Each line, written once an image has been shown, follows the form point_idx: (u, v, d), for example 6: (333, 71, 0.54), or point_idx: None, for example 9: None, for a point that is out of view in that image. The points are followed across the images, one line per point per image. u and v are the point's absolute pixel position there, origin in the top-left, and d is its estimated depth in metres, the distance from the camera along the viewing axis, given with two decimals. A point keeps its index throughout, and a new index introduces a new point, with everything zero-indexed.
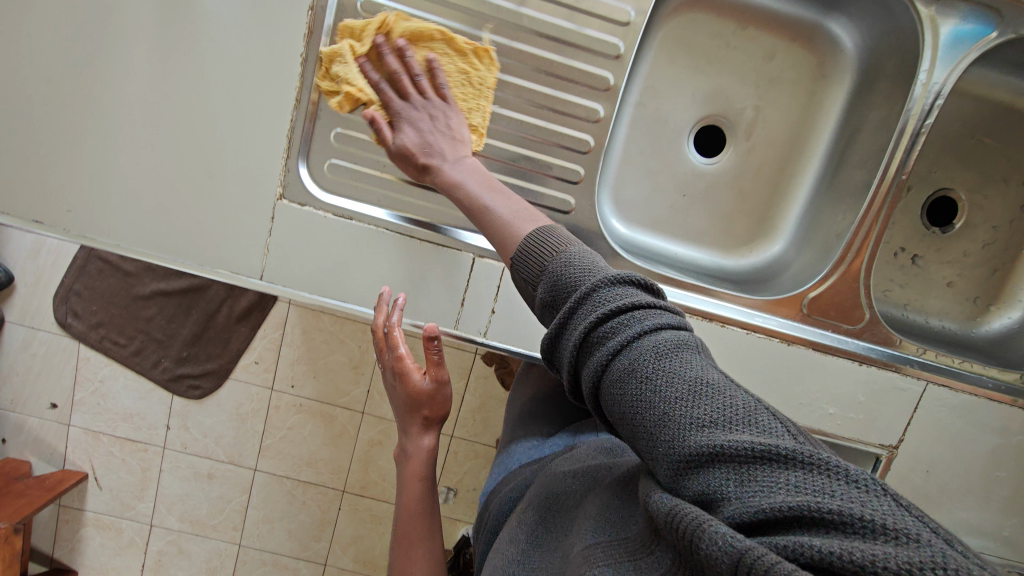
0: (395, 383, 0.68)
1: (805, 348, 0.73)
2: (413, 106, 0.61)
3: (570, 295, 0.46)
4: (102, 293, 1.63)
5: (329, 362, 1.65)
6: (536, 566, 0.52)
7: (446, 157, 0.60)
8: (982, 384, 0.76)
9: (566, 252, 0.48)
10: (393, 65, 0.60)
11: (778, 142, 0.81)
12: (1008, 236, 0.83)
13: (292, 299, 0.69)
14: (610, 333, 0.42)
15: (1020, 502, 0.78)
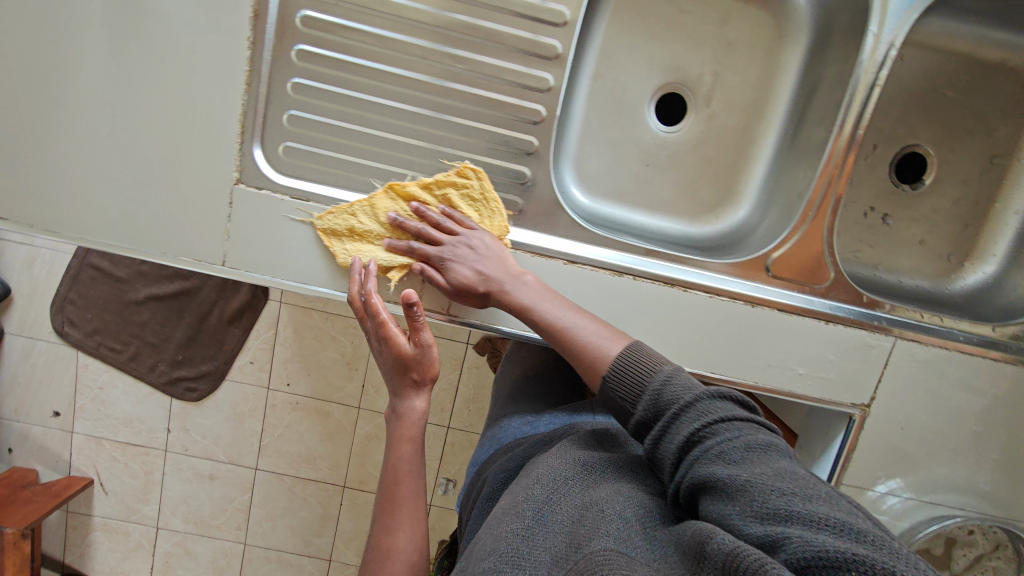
0: (380, 350, 0.68)
1: (772, 309, 0.72)
2: (450, 249, 0.67)
3: (664, 401, 0.53)
4: (94, 300, 1.65)
5: (322, 358, 1.66)
6: (536, 547, 0.50)
7: (505, 283, 0.65)
8: (954, 337, 0.75)
9: (668, 367, 0.55)
10: (412, 228, 0.68)
11: (739, 107, 0.81)
12: (977, 189, 0.83)
13: (256, 282, 0.70)
14: (706, 430, 0.50)
15: (1002, 458, 0.76)
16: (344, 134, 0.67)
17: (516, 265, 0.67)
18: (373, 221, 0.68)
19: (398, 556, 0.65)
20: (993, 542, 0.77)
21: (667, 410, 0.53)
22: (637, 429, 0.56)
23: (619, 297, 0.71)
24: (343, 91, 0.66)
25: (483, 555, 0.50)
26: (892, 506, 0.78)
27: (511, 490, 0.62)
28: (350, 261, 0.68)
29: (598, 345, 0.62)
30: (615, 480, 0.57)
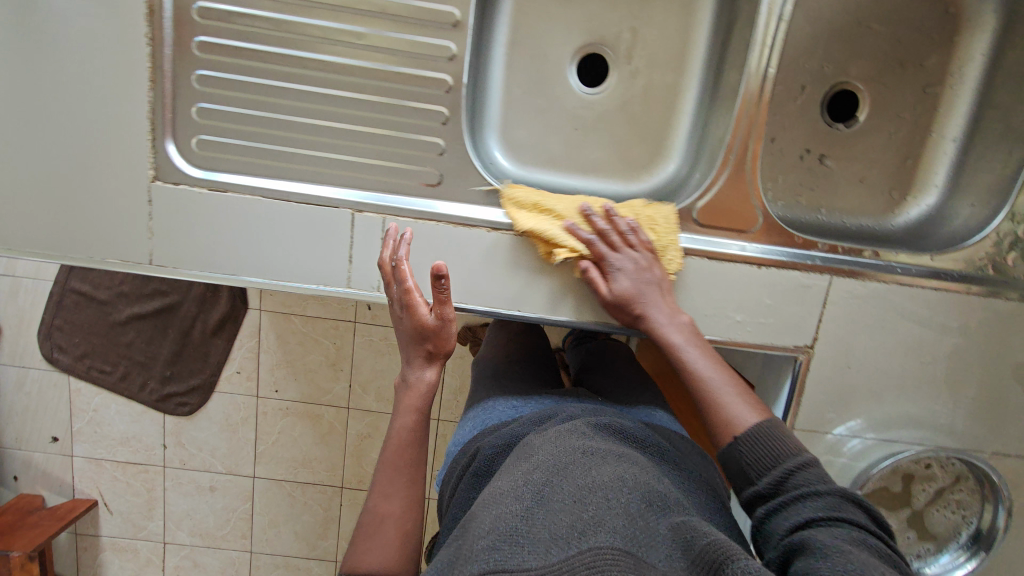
0: (402, 318, 0.66)
1: (702, 258, 0.72)
2: (621, 258, 0.69)
3: (792, 483, 0.57)
4: (82, 324, 1.62)
5: (308, 361, 1.66)
6: (533, 524, 0.54)
7: (661, 310, 0.68)
8: (891, 271, 0.73)
9: (805, 452, 0.58)
10: (589, 233, 0.70)
11: (661, 61, 0.80)
12: (913, 121, 0.81)
13: (185, 277, 0.71)
14: (826, 520, 0.52)
15: (954, 390, 0.75)
16: (256, 122, 0.68)
17: (674, 302, 0.69)
18: (563, 212, 0.72)
19: (393, 521, 0.68)
20: (954, 475, 0.76)
21: (792, 487, 0.57)
22: (751, 496, 0.60)
23: (546, 260, 0.71)
24: (247, 79, 0.67)
25: (482, 535, 0.53)
26: (853, 448, 0.77)
27: (509, 473, 0.64)
28: (387, 227, 0.67)
29: (727, 403, 0.63)
30: (615, 464, 0.62)
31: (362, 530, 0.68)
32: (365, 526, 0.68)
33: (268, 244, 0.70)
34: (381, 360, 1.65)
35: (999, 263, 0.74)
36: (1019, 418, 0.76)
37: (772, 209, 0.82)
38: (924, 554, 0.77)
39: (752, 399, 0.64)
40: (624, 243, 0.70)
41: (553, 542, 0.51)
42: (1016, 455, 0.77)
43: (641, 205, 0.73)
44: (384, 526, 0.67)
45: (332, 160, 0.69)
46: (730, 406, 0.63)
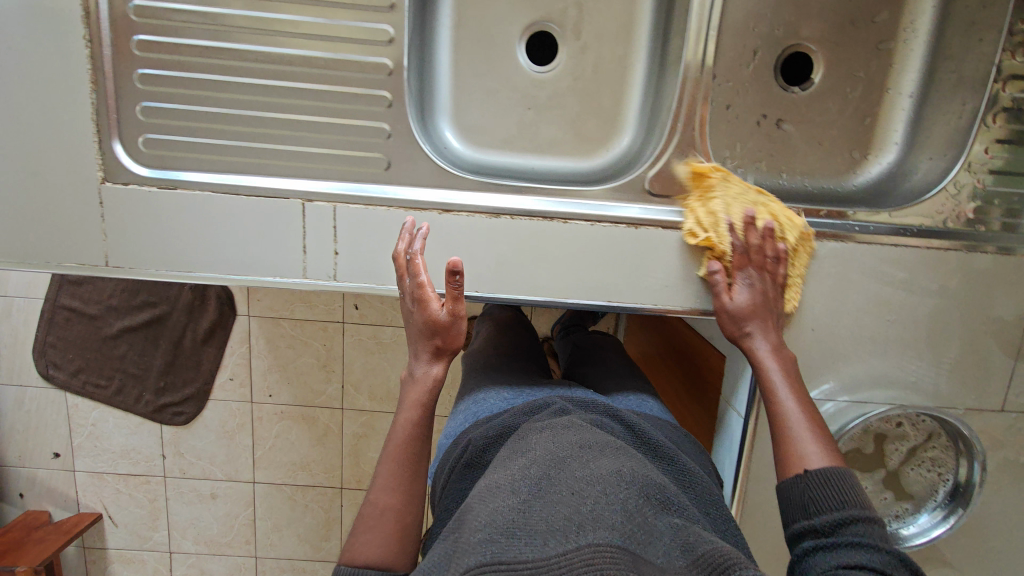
0: (413, 312, 0.67)
1: (656, 228, 0.71)
2: (755, 275, 0.70)
3: (852, 530, 0.55)
4: (75, 340, 1.60)
5: (300, 364, 1.65)
6: (529, 516, 0.56)
7: (766, 340, 0.69)
8: (848, 230, 0.73)
9: (872, 509, 0.56)
10: (744, 240, 0.71)
11: (609, 34, 0.79)
12: (870, 79, 0.80)
13: (142, 277, 0.71)
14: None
15: (924, 346, 0.74)
16: (201, 117, 0.68)
17: (777, 335, 0.70)
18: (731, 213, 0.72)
19: (395, 514, 0.66)
20: (926, 432, 0.76)
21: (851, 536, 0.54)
22: (802, 529, 0.58)
23: (500, 239, 0.71)
24: (188, 75, 0.67)
25: (477, 528, 0.56)
26: (828, 412, 0.76)
27: (505, 464, 0.66)
28: (406, 219, 0.67)
29: (800, 437, 0.63)
30: (611, 458, 0.64)
31: (362, 524, 0.66)
32: (365, 519, 0.66)
33: (221, 240, 0.70)
34: (371, 359, 1.64)
35: (954, 218, 0.74)
36: (990, 371, 0.75)
37: (731, 176, 0.82)
38: (904, 514, 0.77)
39: (833, 445, 0.63)
40: (760, 262, 0.70)
41: (549, 533, 0.53)
42: (990, 409, 0.76)
43: (800, 235, 0.72)
44: (386, 520, 0.65)
45: (279, 151, 0.69)
46: (802, 441, 0.63)
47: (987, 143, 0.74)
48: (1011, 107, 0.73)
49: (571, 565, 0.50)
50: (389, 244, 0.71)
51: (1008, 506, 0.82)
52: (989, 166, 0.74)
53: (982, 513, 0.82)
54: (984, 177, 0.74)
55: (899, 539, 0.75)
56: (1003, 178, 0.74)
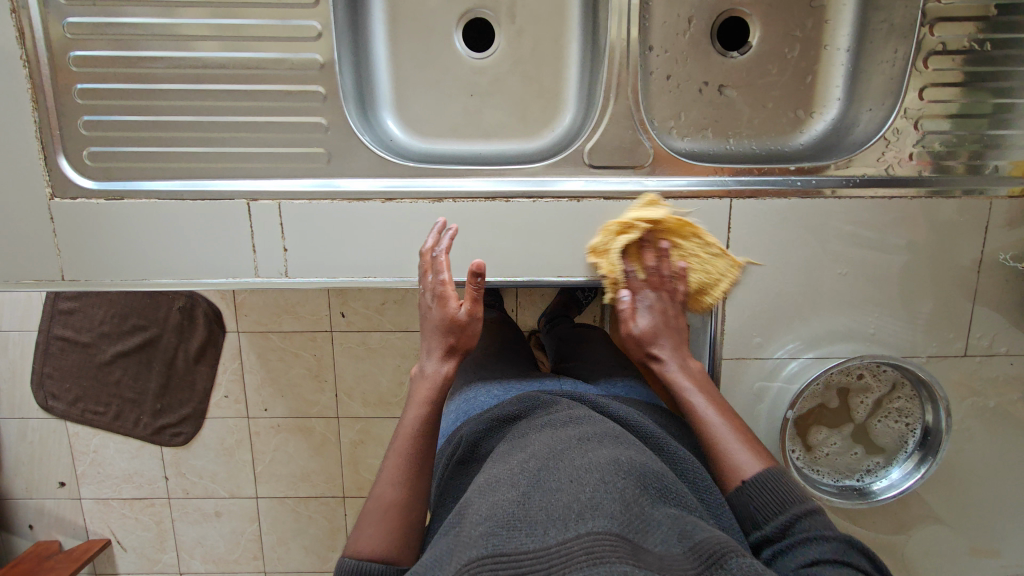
0: (430, 307, 0.69)
1: (597, 199, 0.72)
2: (654, 297, 0.73)
3: (798, 526, 0.56)
4: (71, 368, 1.52)
5: (292, 376, 1.54)
6: (529, 509, 0.55)
7: (675, 357, 0.70)
8: (790, 186, 0.72)
9: (813, 502, 0.57)
10: (636, 266, 0.73)
11: (542, 15, 0.80)
12: (805, 37, 0.80)
13: (99, 289, 0.73)
14: (834, 563, 0.52)
15: (878, 297, 0.74)
16: (142, 127, 0.70)
17: (687, 350, 0.72)
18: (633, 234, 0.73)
19: (400, 510, 0.62)
20: (890, 383, 0.75)
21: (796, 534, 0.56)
22: (757, 540, 0.58)
23: (445, 223, 0.72)
24: (128, 85, 0.69)
25: (479, 522, 0.55)
26: (792, 372, 0.76)
27: (507, 460, 0.65)
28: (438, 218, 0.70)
29: (728, 447, 0.62)
30: (610, 448, 0.61)
31: (366, 519, 0.62)
32: (370, 514, 0.63)
33: (173, 244, 0.72)
34: (360, 365, 1.52)
35: (898, 163, 0.73)
36: (949, 316, 0.75)
37: (678, 145, 0.82)
38: (876, 468, 0.77)
39: (758, 446, 0.63)
40: (658, 284, 0.73)
41: (548, 523, 0.53)
42: (952, 355, 0.76)
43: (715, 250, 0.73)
44: (392, 515, 0.62)
45: (218, 155, 0.71)
46: (730, 450, 0.62)
47: (919, 89, 0.72)
48: (942, 49, 0.71)
49: (569, 552, 0.49)
50: (335, 238, 0.72)
51: (984, 452, 0.81)
52: (923, 111, 0.72)
53: (957, 461, 0.81)
54: (918, 121, 0.72)
55: (869, 491, 0.76)
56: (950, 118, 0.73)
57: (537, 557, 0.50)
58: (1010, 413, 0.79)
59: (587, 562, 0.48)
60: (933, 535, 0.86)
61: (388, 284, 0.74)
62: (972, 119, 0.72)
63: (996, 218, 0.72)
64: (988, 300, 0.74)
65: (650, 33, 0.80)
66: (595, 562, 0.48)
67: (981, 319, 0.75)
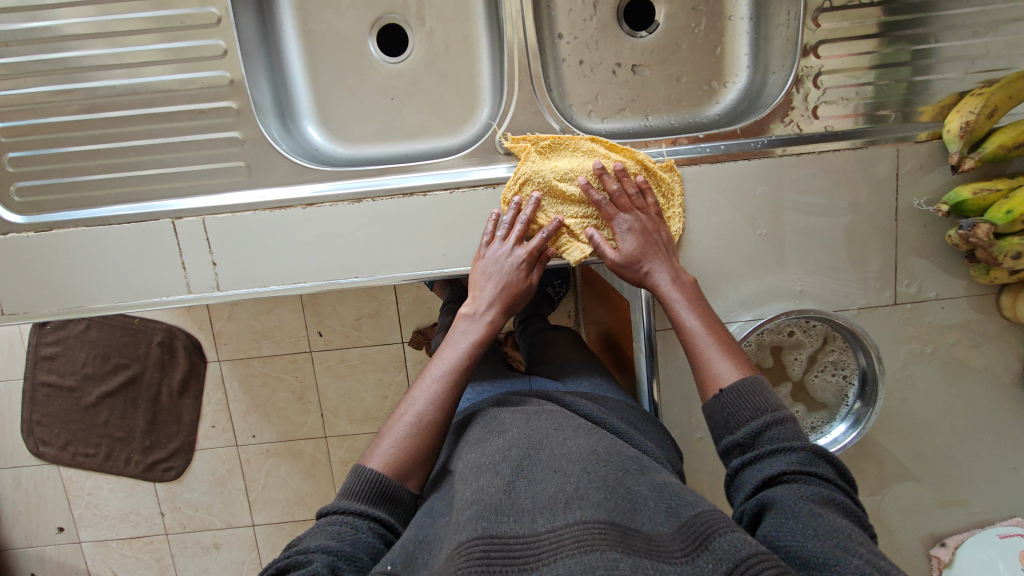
0: (518, 270, 0.70)
1: (510, 186, 0.74)
2: (625, 222, 0.71)
3: (768, 436, 0.56)
4: (58, 415, 1.37)
5: (276, 400, 1.39)
6: (515, 497, 0.53)
7: (658, 266, 0.70)
8: (700, 153, 0.73)
9: (784, 410, 0.57)
10: (599, 195, 0.71)
11: (450, 15, 0.82)
12: (708, 10, 0.82)
13: (38, 318, 0.75)
14: (795, 476, 0.53)
15: (802, 252, 0.75)
16: (67, 159, 0.73)
17: (675, 261, 0.71)
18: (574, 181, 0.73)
19: (432, 433, 0.63)
20: (821, 337, 0.77)
21: (764, 446, 0.56)
22: (728, 445, 0.59)
23: (368, 222, 0.73)
24: (84, 116, 0.72)
25: (466, 506, 0.52)
26: (734, 334, 0.77)
27: (484, 444, 0.62)
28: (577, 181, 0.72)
29: (709, 356, 0.63)
30: (586, 438, 0.60)
31: (394, 431, 0.62)
32: (403, 427, 0.62)
33: (103, 268, 0.73)
34: (345, 384, 1.38)
35: (803, 120, 0.73)
36: (873, 266, 0.76)
37: (598, 128, 0.83)
38: (820, 424, 0.78)
39: (738, 356, 0.64)
40: (628, 205, 0.72)
41: (538, 512, 0.50)
42: (882, 306, 0.77)
43: (656, 166, 0.73)
44: (421, 437, 0.62)
45: (141, 177, 0.73)
46: (711, 359, 0.63)
47: (813, 48, 0.71)
48: (829, 6, 0.70)
49: (560, 540, 0.47)
50: (255, 249, 0.73)
51: (931, 399, 0.80)
52: (824, 66, 0.72)
53: (907, 412, 0.80)
54: (817, 77, 0.72)
55: None
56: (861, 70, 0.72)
57: (526, 543, 0.48)
58: (955, 358, 0.79)
59: (577, 553, 0.45)
60: (901, 493, 0.83)
61: (319, 287, 0.74)
62: (885, 69, 0.72)
63: (905, 164, 0.73)
64: (908, 246, 0.75)
65: (557, 22, 0.82)
66: (585, 551, 0.45)
67: (903, 265, 0.76)
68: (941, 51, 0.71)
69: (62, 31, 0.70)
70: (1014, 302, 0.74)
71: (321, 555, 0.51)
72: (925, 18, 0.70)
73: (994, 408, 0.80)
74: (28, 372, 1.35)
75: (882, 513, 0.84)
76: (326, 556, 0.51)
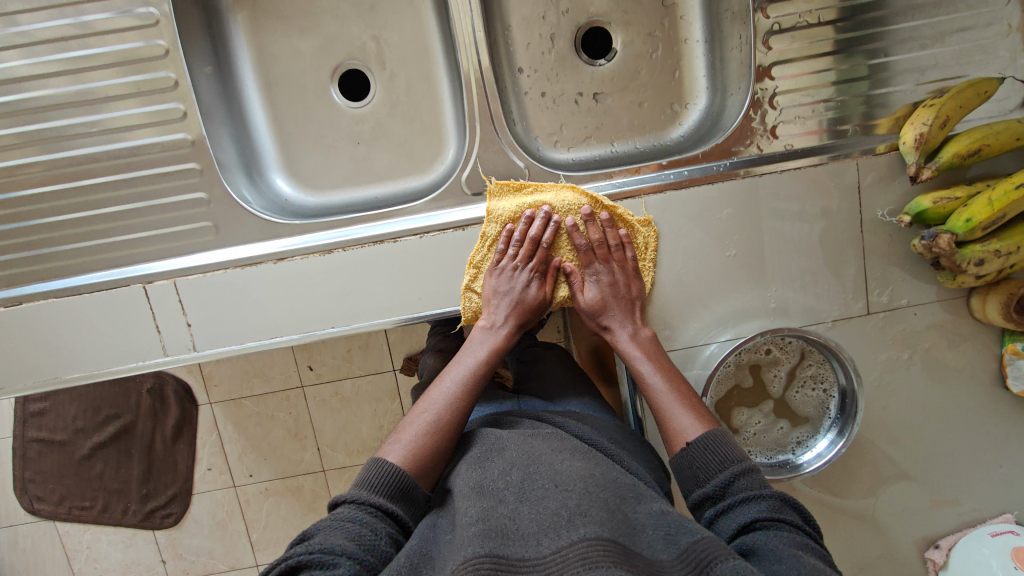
0: (528, 286, 0.73)
1: (487, 225, 0.74)
2: (598, 270, 0.74)
3: (737, 486, 0.58)
4: (52, 470, 1.36)
5: (271, 438, 1.37)
6: (519, 522, 0.52)
7: (626, 327, 0.72)
8: (664, 180, 0.74)
9: (750, 459, 0.59)
10: (581, 242, 0.73)
11: (409, 58, 0.83)
12: (664, 35, 0.83)
13: (20, 391, 0.74)
14: (767, 521, 0.54)
15: (774, 268, 0.75)
16: (37, 228, 0.73)
17: (638, 317, 0.74)
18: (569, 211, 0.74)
19: (450, 437, 0.66)
20: (798, 353, 0.78)
21: (733, 496, 0.57)
22: (699, 500, 0.60)
23: (339, 272, 0.73)
24: (51, 185, 0.72)
25: (469, 525, 0.52)
26: (713, 354, 0.77)
27: (483, 468, 0.61)
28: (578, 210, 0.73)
29: (673, 415, 0.65)
30: (584, 461, 0.61)
31: (410, 431, 0.65)
32: (421, 426, 0.65)
33: (82, 336, 0.73)
34: (338, 417, 1.36)
35: (763, 140, 0.74)
36: (846, 277, 0.76)
37: (565, 158, 0.84)
38: (805, 438, 0.79)
39: (700, 410, 0.67)
40: (605, 256, 0.74)
41: (541, 532, 0.50)
42: (856, 316, 0.77)
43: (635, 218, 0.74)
44: (439, 439, 0.65)
45: (113, 243, 0.73)
46: (676, 418, 0.65)
47: (766, 69, 0.72)
48: (778, 28, 0.71)
49: (565, 561, 0.46)
50: (230, 306, 0.73)
51: (911, 403, 0.81)
52: (779, 87, 0.73)
53: (890, 417, 0.81)
54: (773, 98, 0.73)
55: (797, 464, 0.77)
56: (817, 86, 0.73)
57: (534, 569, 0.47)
58: (932, 359, 0.79)
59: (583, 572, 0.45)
60: (892, 497, 0.83)
61: (296, 339, 0.74)
62: (839, 86, 0.73)
63: (866, 176, 0.74)
64: (876, 255, 0.76)
65: (516, 57, 0.83)
66: (590, 568, 0.45)
67: (873, 275, 0.76)
68: (893, 64, 0.72)
69: (23, 105, 0.71)
70: (983, 304, 0.75)
71: (346, 560, 0.50)
72: (876, 33, 0.71)
73: (975, 408, 0.81)
74: (21, 430, 1.34)
75: (876, 519, 0.84)
76: (350, 562, 0.51)
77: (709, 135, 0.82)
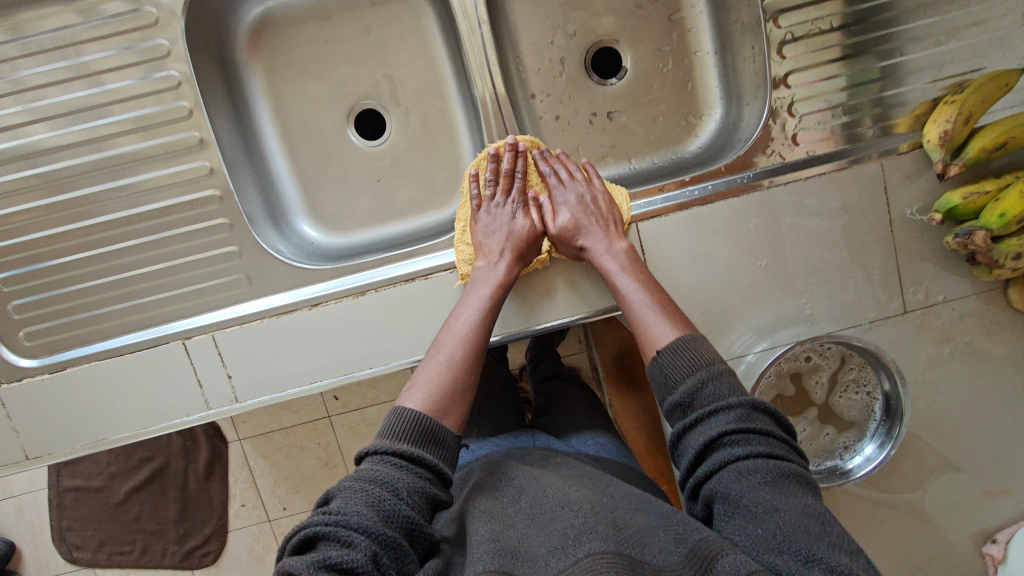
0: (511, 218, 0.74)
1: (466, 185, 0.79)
2: (567, 193, 0.75)
3: (705, 394, 0.57)
4: (90, 517, 1.36)
5: (303, 470, 1.37)
6: (527, 545, 0.50)
7: (605, 241, 0.71)
8: (689, 197, 0.75)
9: (718, 363, 0.58)
10: (544, 170, 0.77)
11: (422, 92, 0.83)
12: (674, 48, 0.83)
13: (66, 454, 0.75)
14: (735, 435, 0.54)
15: (806, 273, 0.75)
16: (74, 291, 0.74)
17: (614, 232, 0.72)
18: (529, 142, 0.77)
19: (459, 370, 0.64)
20: (837, 357, 0.78)
21: (703, 407, 0.57)
22: (671, 407, 0.60)
23: (373, 313, 0.74)
24: (86, 250, 0.73)
25: (481, 543, 0.51)
26: (753, 363, 0.76)
27: (491, 498, 0.59)
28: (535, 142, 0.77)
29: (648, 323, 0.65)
30: (595, 487, 0.59)
31: (423, 378, 0.64)
32: (439, 366, 0.64)
33: (125, 393, 0.74)
34: None
35: (784, 148, 0.74)
36: (878, 276, 0.76)
37: None
38: (852, 443, 0.78)
39: (677, 316, 0.65)
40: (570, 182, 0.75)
41: (549, 553, 0.48)
42: (892, 316, 0.77)
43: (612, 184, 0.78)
44: (451, 374, 0.64)
45: (149, 301, 0.74)
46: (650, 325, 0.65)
47: (782, 78, 0.73)
48: (791, 37, 0.72)
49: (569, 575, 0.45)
50: (267, 355, 0.74)
51: (954, 397, 0.80)
52: (796, 95, 0.73)
53: (934, 412, 0.80)
54: (791, 106, 0.73)
55: (847, 469, 0.77)
56: (833, 91, 0.73)
57: None
58: (971, 352, 0.79)
59: None
60: (942, 492, 0.82)
61: (335, 384, 0.74)
62: (856, 89, 0.73)
63: (892, 176, 0.74)
64: (908, 252, 0.75)
65: (528, 82, 0.83)
66: None
67: (907, 273, 0.76)
68: (908, 64, 0.72)
69: (53, 175, 0.72)
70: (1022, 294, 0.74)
71: (360, 535, 0.48)
72: (889, 35, 0.71)
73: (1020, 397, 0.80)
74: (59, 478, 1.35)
75: (926, 513, 0.83)
76: (364, 538, 0.48)
77: (728, 145, 0.81)
